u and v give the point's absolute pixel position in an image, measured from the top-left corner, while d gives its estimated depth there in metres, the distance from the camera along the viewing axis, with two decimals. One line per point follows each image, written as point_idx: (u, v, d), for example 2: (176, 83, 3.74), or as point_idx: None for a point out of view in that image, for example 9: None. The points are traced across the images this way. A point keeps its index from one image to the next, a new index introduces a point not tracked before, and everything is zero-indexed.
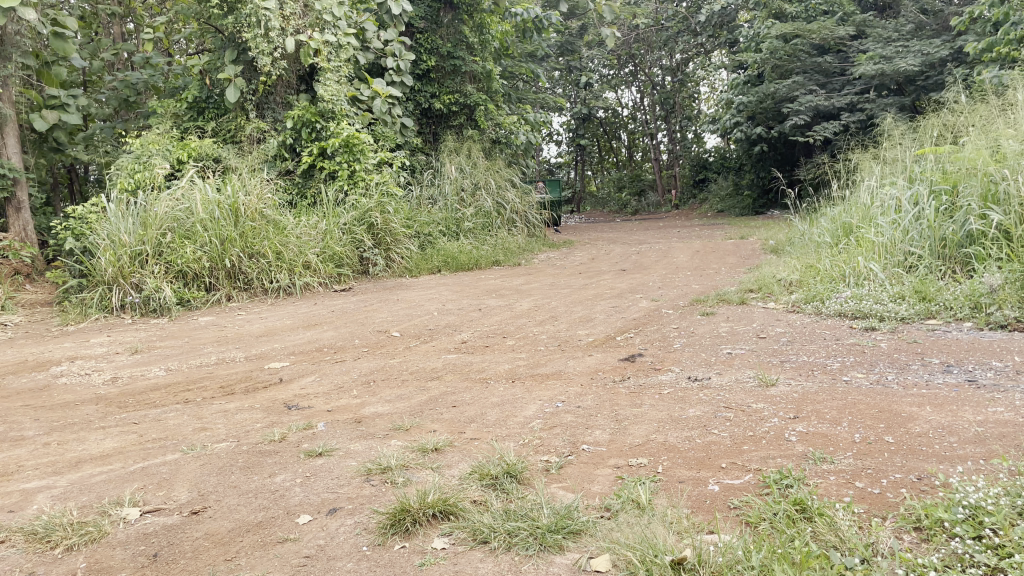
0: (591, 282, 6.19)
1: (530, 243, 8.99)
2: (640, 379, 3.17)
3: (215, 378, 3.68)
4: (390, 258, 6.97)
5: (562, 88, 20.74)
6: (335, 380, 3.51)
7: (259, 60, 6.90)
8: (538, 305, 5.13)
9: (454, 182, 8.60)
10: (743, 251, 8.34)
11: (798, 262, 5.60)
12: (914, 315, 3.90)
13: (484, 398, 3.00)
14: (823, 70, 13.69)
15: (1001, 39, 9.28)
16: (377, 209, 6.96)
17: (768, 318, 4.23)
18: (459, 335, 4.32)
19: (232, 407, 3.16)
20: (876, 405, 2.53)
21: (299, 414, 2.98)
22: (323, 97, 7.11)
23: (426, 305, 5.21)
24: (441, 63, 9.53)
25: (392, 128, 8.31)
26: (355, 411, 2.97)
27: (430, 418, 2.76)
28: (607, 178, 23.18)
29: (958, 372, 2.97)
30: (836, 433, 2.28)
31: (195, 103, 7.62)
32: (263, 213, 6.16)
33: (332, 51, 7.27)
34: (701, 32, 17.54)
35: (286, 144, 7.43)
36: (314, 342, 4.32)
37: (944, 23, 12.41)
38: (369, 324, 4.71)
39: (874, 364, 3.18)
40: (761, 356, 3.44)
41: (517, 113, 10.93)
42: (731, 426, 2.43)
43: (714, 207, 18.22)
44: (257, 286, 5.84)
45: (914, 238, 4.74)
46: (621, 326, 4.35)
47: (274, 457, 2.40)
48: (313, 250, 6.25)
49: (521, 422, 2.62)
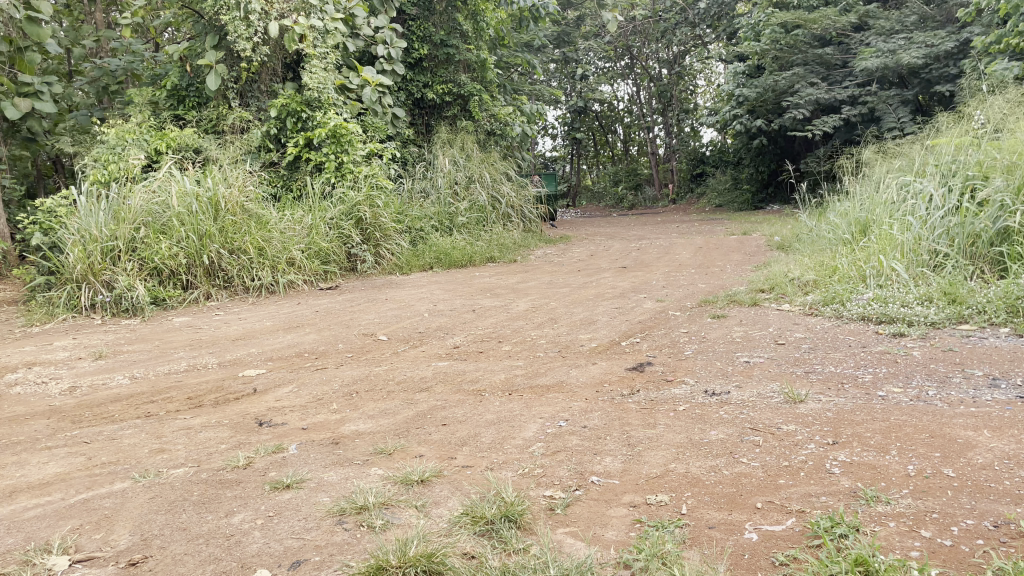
0: (592, 280, 5.87)
1: (526, 238, 8.68)
2: (651, 393, 2.85)
3: (182, 388, 3.35)
4: (379, 254, 6.64)
5: (557, 80, 20.44)
6: (313, 392, 3.19)
7: (238, 45, 6.55)
8: (536, 306, 4.81)
9: (447, 174, 8.25)
10: (748, 247, 8.04)
11: (812, 260, 5.30)
12: (945, 320, 3.59)
13: (478, 414, 2.68)
14: (825, 63, 13.36)
15: (1011, 30, 8.98)
16: (366, 203, 6.64)
17: (784, 323, 3.92)
18: (451, 339, 4.00)
19: (197, 423, 2.83)
20: (925, 428, 2.22)
21: (270, 433, 2.66)
22: (308, 85, 6.78)
23: (417, 305, 4.88)
24: (434, 52, 9.14)
25: (382, 118, 7.94)
26: (333, 429, 2.65)
27: (418, 439, 2.44)
28: (603, 172, 22.88)
29: (1008, 388, 2.65)
30: (885, 464, 1.97)
31: (175, 91, 7.18)
32: (245, 207, 5.83)
33: (318, 36, 6.94)
34: (700, 23, 17.26)
35: (270, 135, 7.07)
36: (294, 347, 3.99)
37: (948, 15, 12.10)
38: (355, 326, 4.37)
39: (910, 376, 2.87)
40: (783, 367, 3.12)
41: (513, 104, 10.59)
42: (761, 453, 2.11)
43: (711, 201, 17.93)
44: (237, 284, 5.51)
45: (940, 237, 4.43)
46: (626, 330, 4.03)
47: (234, 489, 2.08)
48: (297, 246, 5.93)
49: (520, 447, 2.30)
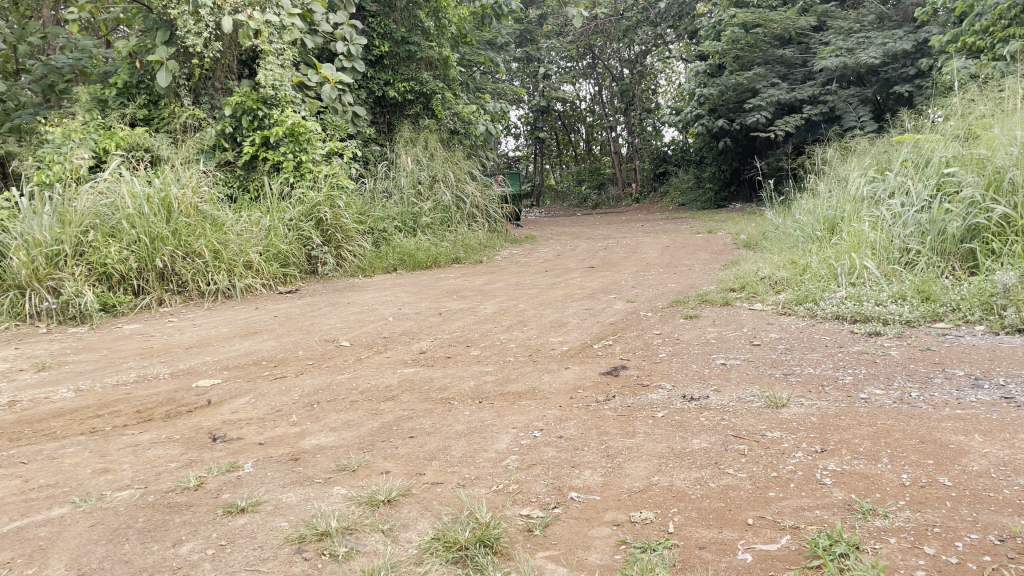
0: (560, 281, 5.76)
1: (491, 238, 8.56)
2: (628, 399, 2.74)
3: (132, 401, 3.15)
4: (341, 256, 6.45)
5: (520, 80, 20.32)
6: (272, 403, 3.02)
7: (190, 41, 6.31)
8: (505, 308, 4.67)
9: (410, 174, 8.10)
10: (715, 245, 8.00)
11: (782, 258, 5.26)
12: (920, 318, 3.54)
13: (447, 425, 2.53)
14: (785, 62, 13.42)
15: (967, 30, 9.07)
16: (326, 203, 6.45)
17: (758, 323, 3.83)
18: (417, 344, 3.85)
19: (146, 439, 2.65)
20: (914, 433, 2.14)
21: (224, 449, 2.49)
22: (264, 81, 6.56)
23: (380, 309, 4.71)
24: (395, 49, 8.95)
25: (342, 117, 7.76)
26: (292, 444, 2.49)
27: (383, 454, 2.29)
28: (566, 172, 22.85)
29: (991, 389, 2.58)
30: (878, 473, 1.88)
31: (125, 88, 6.92)
32: (199, 208, 5.60)
33: (273, 32, 6.74)
34: (660, 23, 17.28)
35: (225, 133, 6.82)
36: (252, 354, 3.81)
37: (904, 15, 12.25)
38: (316, 332, 4.19)
39: (891, 377, 2.79)
40: (760, 369, 3.03)
41: (476, 102, 10.44)
42: (748, 463, 2.01)
43: (675, 200, 17.97)
44: (192, 288, 5.29)
45: (912, 234, 4.40)
46: (598, 332, 3.92)
47: (184, 515, 1.92)
48: (255, 249, 5.72)
49: (493, 460, 2.17)
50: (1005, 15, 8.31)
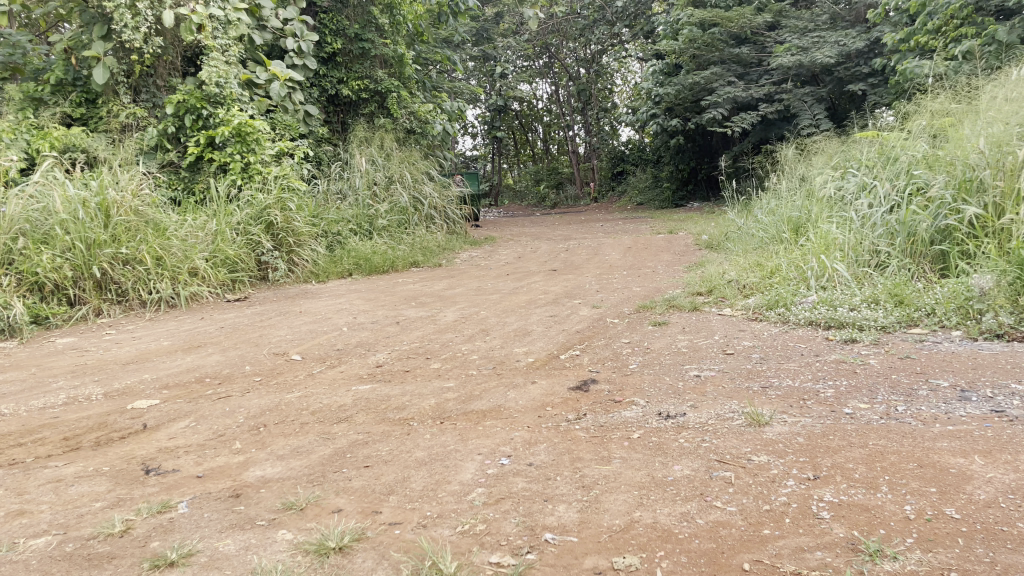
0: (522, 286, 5.57)
1: (450, 240, 8.35)
2: (600, 417, 2.56)
3: (58, 426, 2.87)
4: (293, 261, 6.17)
5: (476, 79, 20.05)
6: (214, 427, 2.77)
7: (128, 36, 5.96)
8: (466, 315, 4.47)
9: (365, 175, 7.83)
10: (677, 246, 7.89)
11: (748, 260, 5.15)
12: (895, 324, 3.43)
13: (406, 452, 2.32)
14: (741, 61, 13.40)
15: (919, 29, 8.97)
16: (276, 206, 6.16)
17: (730, 330, 3.69)
18: (373, 357, 3.63)
19: (69, 473, 2.38)
20: (909, 455, 1.99)
21: (157, 484, 2.25)
22: (208, 79, 6.23)
23: (334, 318, 4.46)
24: (348, 46, 8.66)
25: (293, 116, 7.46)
26: (233, 476, 2.26)
27: (334, 488, 2.08)
28: (524, 172, 22.70)
29: (980, 401, 2.46)
30: (878, 504, 1.72)
31: (60, 86, 6.54)
32: (140, 212, 5.29)
33: (218, 27, 6.44)
34: (617, 22, 17.18)
35: (167, 133, 6.47)
36: (194, 371, 3.54)
37: (857, 15, 12.28)
38: (265, 344, 3.94)
39: (874, 389, 2.66)
40: (737, 382, 2.87)
41: (433, 100, 10.20)
42: (738, 494, 1.84)
43: (633, 199, 17.93)
44: (132, 297, 4.97)
45: (881, 235, 4.33)
46: (564, 341, 3.74)
47: (105, 570, 1.67)
48: (200, 254, 5.41)
49: (456, 495, 1.96)
50: (958, 14, 8.39)
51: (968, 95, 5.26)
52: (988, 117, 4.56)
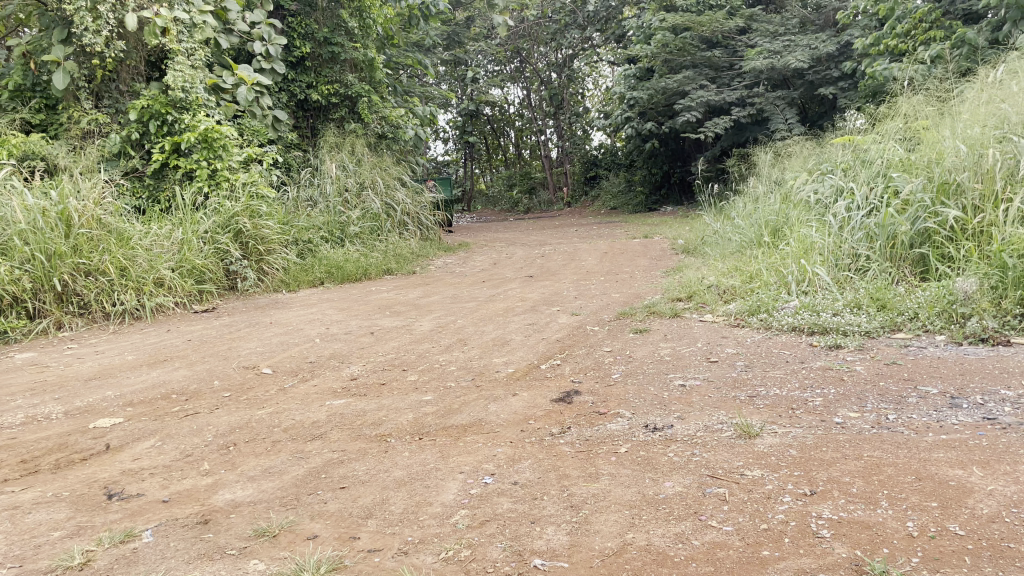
0: (498, 293, 5.48)
1: (424, 247, 8.24)
2: (585, 431, 2.48)
3: (14, 448, 2.72)
4: (263, 270, 6.03)
5: (447, 84, 19.90)
6: (181, 446, 2.65)
7: (89, 39, 5.77)
8: (442, 325, 4.36)
9: (336, 181, 7.69)
10: (653, 251, 7.86)
11: (726, 265, 5.11)
12: (879, 329, 3.40)
13: (384, 471, 2.22)
14: (712, 65, 13.44)
15: (888, 33, 9.06)
16: (245, 213, 6.02)
17: (712, 337, 3.63)
18: (347, 370, 3.51)
19: (27, 499, 2.25)
20: (906, 467, 1.93)
21: (120, 510, 2.12)
22: (173, 84, 6.06)
23: (306, 329, 4.34)
24: (317, 50, 8.52)
25: (261, 121, 7.31)
26: (202, 500, 2.14)
27: (309, 512, 1.97)
28: (497, 177, 22.61)
29: (971, 408, 2.41)
30: (879, 521, 1.65)
31: (18, 91, 6.33)
32: (102, 221, 5.12)
33: (182, 30, 6.28)
34: (588, 26, 17.14)
35: (131, 140, 6.29)
36: (160, 386, 3.40)
37: (827, 20, 12.53)
38: (234, 357, 3.80)
39: (863, 397, 2.60)
40: (723, 391, 2.80)
41: (404, 105, 10.08)
42: (733, 512, 1.76)
43: (606, 204, 17.92)
44: (95, 310, 4.80)
45: (860, 239, 4.31)
46: (544, 350, 3.65)
47: None
48: (166, 264, 5.26)
49: (439, 518, 1.86)
50: (926, 18, 8.48)
51: (942, 97, 5.28)
52: (963, 120, 4.56)
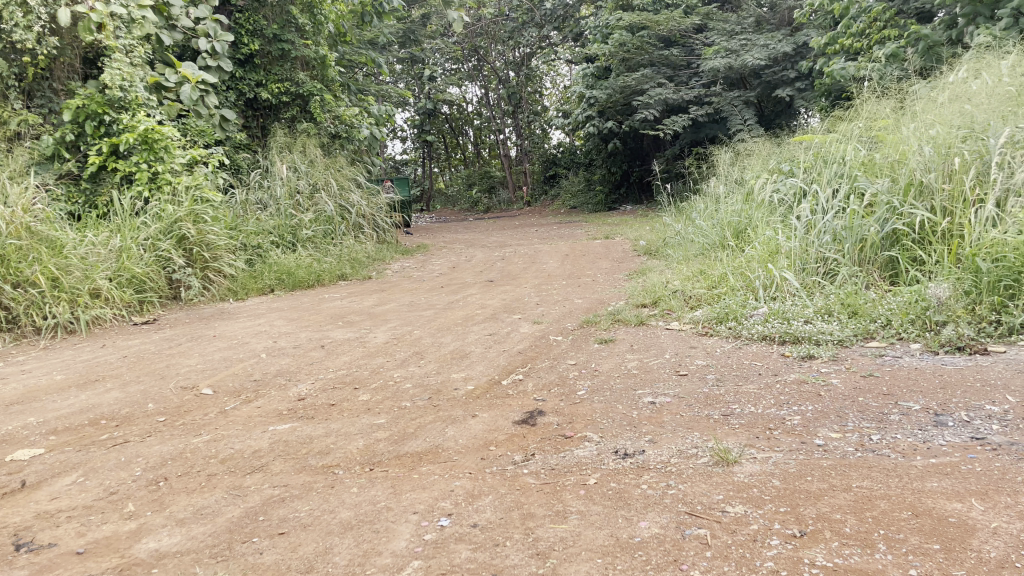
0: (458, 300, 5.26)
1: (380, 250, 8.01)
2: (550, 458, 2.28)
3: None
4: (208, 278, 5.74)
5: (404, 82, 19.55)
6: (107, 482, 2.39)
7: (19, 36, 5.43)
8: (398, 336, 4.13)
9: (287, 182, 7.39)
10: (615, 252, 7.72)
11: (691, 268, 4.97)
12: (852, 337, 3.28)
13: (329, 512, 2.00)
14: (670, 63, 13.37)
15: (844, 32, 9.03)
16: (188, 218, 5.72)
17: (681, 347, 3.47)
18: (294, 389, 3.27)
19: None
20: (901, 501, 1.77)
21: (27, 566, 1.86)
22: (109, 81, 5.72)
23: (252, 344, 4.07)
24: (266, 47, 8.19)
25: (206, 120, 6.99)
26: (121, 552, 1.89)
27: (242, 566, 1.74)
28: (456, 175, 22.35)
29: (957, 427, 2.27)
30: (877, 569, 1.49)
31: None
32: (32, 229, 4.80)
33: (120, 26, 5.97)
34: (546, 24, 16.95)
35: (66, 142, 5.94)
36: (88, 411, 3.12)
37: (783, 19, 12.55)
38: (173, 377, 3.53)
39: (843, 415, 2.46)
40: (695, 409, 2.63)
41: (358, 104, 9.80)
42: (717, 559, 1.58)
43: (566, 203, 17.81)
44: (25, 324, 4.47)
45: (828, 242, 4.19)
46: (505, 364, 3.46)
47: None
48: (103, 273, 4.94)
49: (387, 571, 1.65)
50: (881, 17, 8.46)
51: (904, 96, 5.20)
52: (927, 119, 4.49)
